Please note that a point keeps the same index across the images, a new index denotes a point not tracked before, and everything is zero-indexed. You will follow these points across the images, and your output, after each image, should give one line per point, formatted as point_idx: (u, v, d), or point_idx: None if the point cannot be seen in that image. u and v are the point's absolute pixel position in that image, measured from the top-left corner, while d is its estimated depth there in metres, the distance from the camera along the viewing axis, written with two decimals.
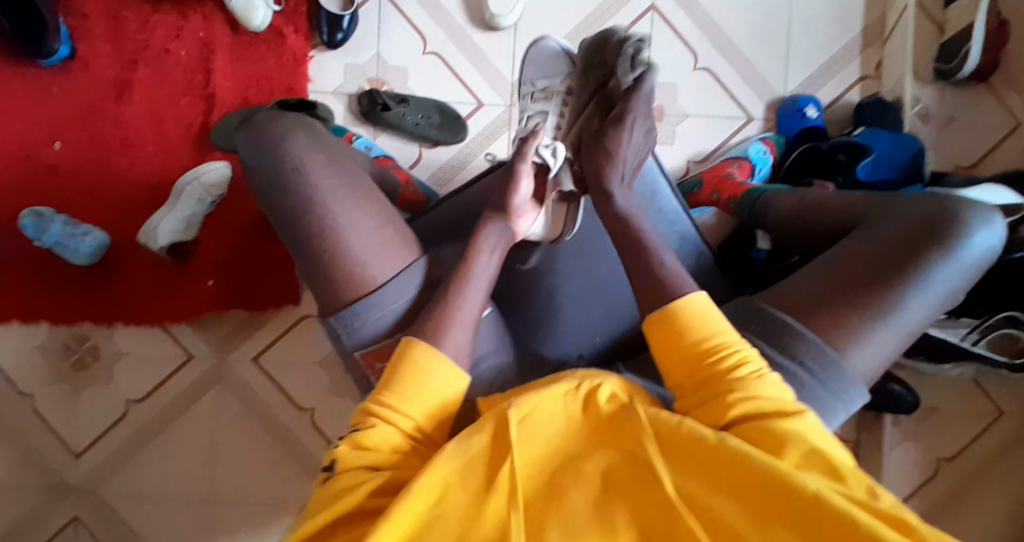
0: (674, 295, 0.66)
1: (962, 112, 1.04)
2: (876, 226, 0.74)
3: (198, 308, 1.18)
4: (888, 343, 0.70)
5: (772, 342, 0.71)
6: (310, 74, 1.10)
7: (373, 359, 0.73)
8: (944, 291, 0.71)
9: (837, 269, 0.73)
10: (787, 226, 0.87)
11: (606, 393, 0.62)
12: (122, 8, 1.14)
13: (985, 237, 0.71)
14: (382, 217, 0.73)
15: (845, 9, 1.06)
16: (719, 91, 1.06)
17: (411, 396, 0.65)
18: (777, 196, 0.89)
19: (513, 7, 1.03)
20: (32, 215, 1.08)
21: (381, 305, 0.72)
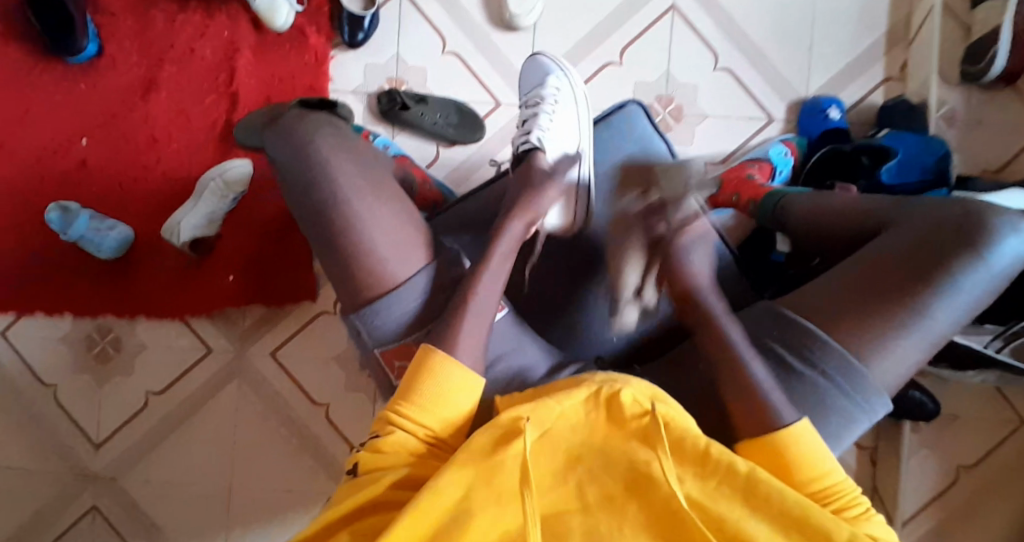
0: (780, 424, 0.67)
1: (990, 116, 1.03)
2: (900, 230, 0.74)
3: (218, 302, 1.21)
4: (913, 352, 0.70)
5: (793, 348, 0.72)
6: (330, 73, 1.10)
7: (391, 358, 0.75)
8: (970, 300, 0.70)
9: (862, 273, 0.72)
10: (808, 228, 0.86)
11: (629, 399, 0.62)
12: (150, 7, 1.15)
13: (1013, 245, 0.71)
14: (403, 217, 0.74)
15: (871, 10, 1.04)
16: (740, 93, 1.05)
17: (428, 404, 0.67)
18: (799, 198, 0.89)
19: (534, 7, 1.03)
20: (58, 209, 1.10)
21: (399, 306, 0.73)
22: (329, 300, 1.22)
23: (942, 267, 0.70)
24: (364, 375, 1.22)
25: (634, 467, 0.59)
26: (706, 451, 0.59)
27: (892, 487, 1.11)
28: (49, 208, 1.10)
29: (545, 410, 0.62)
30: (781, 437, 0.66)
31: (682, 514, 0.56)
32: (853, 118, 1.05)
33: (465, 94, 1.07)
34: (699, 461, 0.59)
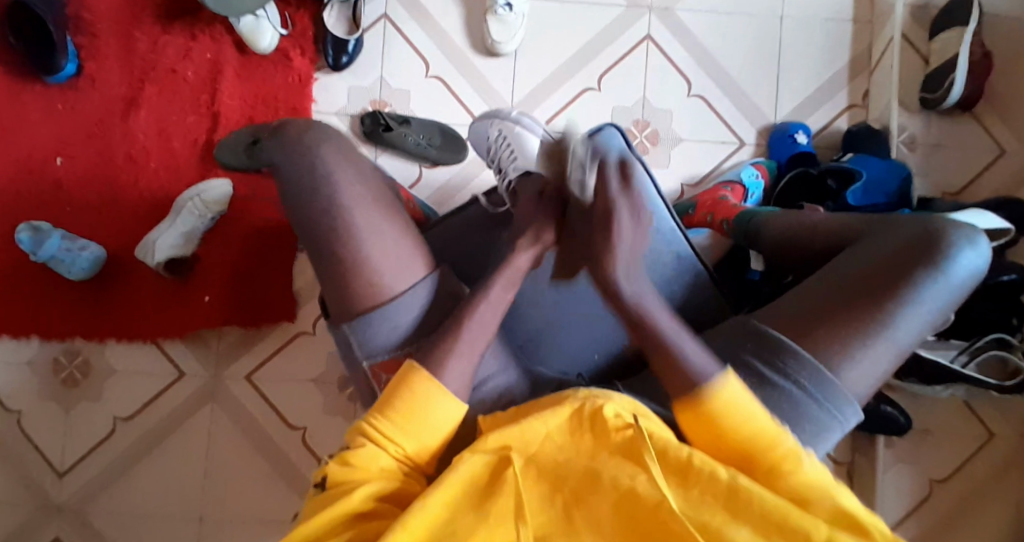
0: (708, 385, 0.66)
1: (948, 141, 1.09)
2: (864, 244, 0.77)
3: (193, 325, 1.19)
4: (881, 362, 0.73)
5: (768, 362, 0.74)
6: (314, 96, 1.12)
7: (380, 370, 0.75)
8: (933, 311, 0.73)
9: (829, 286, 0.75)
10: (779, 247, 0.90)
11: (610, 413, 0.63)
12: (132, 29, 1.16)
13: (971, 259, 0.74)
14: (399, 230, 0.74)
15: (834, 40, 1.10)
16: (712, 117, 1.09)
17: (409, 420, 0.66)
18: (769, 218, 0.92)
19: (515, 33, 1.06)
20: (30, 230, 1.09)
21: (391, 319, 0.73)
22: (309, 321, 1.21)
23: (907, 279, 0.72)
24: (345, 398, 1.20)
25: (617, 484, 0.59)
26: (688, 461, 0.60)
27: (870, 502, 1.13)
28: (20, 227, 1.10)
29: (532, 427, 0.63)
30: (709, 396, 0.66)
31: (670, 528, 0.57)
32: (821, 144, 1.10)
33: (448, 116, 1.09)
34: (682, 470, 0.60)
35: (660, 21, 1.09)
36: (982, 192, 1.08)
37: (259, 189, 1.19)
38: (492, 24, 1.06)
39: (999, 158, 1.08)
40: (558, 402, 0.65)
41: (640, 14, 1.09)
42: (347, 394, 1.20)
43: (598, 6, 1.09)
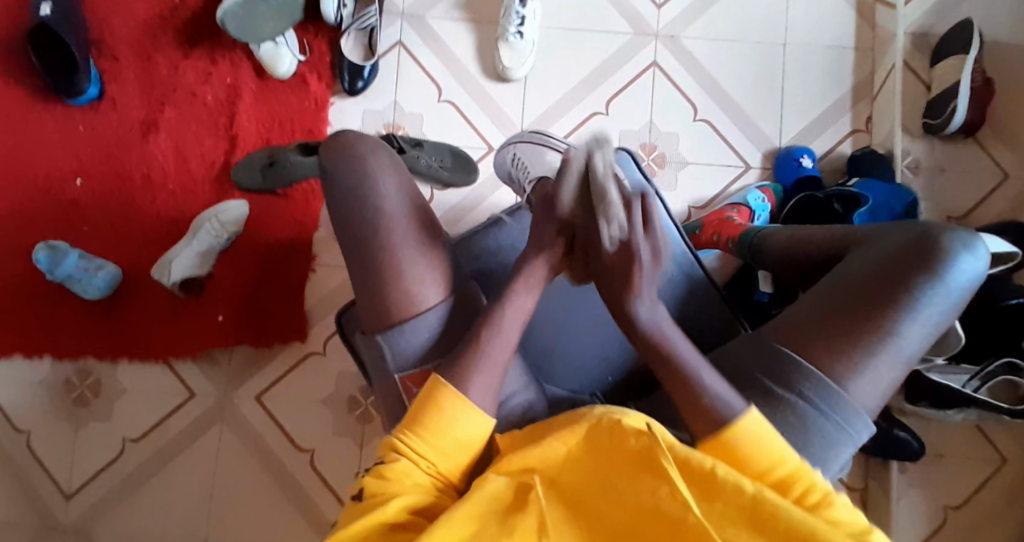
0: (729, 418, 0.65)
1: (951, 165, 1.11)
2: (863, 253, 0.77)
3: (205, 344, 1.20)
4: (887, 374, 0.73)
5: (778, 381, 0.74)
6: (329, 119, 1.15)
7: (409, 383, 0.76)
8: (936, 318, 0.73)
9: (832, 298, 0.75)
10: (780, 261, 0.90)
11: (631, 428, 0.62)
12: (154, 55, 1.19)
13: (969, 264, 0.73)
14: (413, 241, 0.76)
15: (837, 67, 1.12)
16: (718, 140, 1.11)
17: (437, 432, 0.66)
18: (771, 233, 0.93)
19: (525, 59, 1.09)
20: (47, 248, 1.11)
21: (422, 330, 0.76)
22: (319, 341, 1.22)
23: (906, 287, 0.72)
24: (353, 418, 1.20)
25: (639, 502, 0.59)
26: (712, 471, 0.58)
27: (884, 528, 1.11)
28: (37, 246, 1.12)
29: (550, 447, 0.63)
30: (731, 430, 0.64)
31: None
32: (825, 167, 1.11)
33: (459, 139, 1.12)
34: (704, 483, 0.58)
35: (666, 48, 1.12)
36: (987, 216, 1.09)
37: (272, 208, 1.21)
38: (503, 50, 1.09)
39: (1004, 182, 1.10)
40: (577, 419, 0.64)
41: (646, 42, 1.12)
42: (356, 414, 1.21)
43: (606, 33, 1.12)
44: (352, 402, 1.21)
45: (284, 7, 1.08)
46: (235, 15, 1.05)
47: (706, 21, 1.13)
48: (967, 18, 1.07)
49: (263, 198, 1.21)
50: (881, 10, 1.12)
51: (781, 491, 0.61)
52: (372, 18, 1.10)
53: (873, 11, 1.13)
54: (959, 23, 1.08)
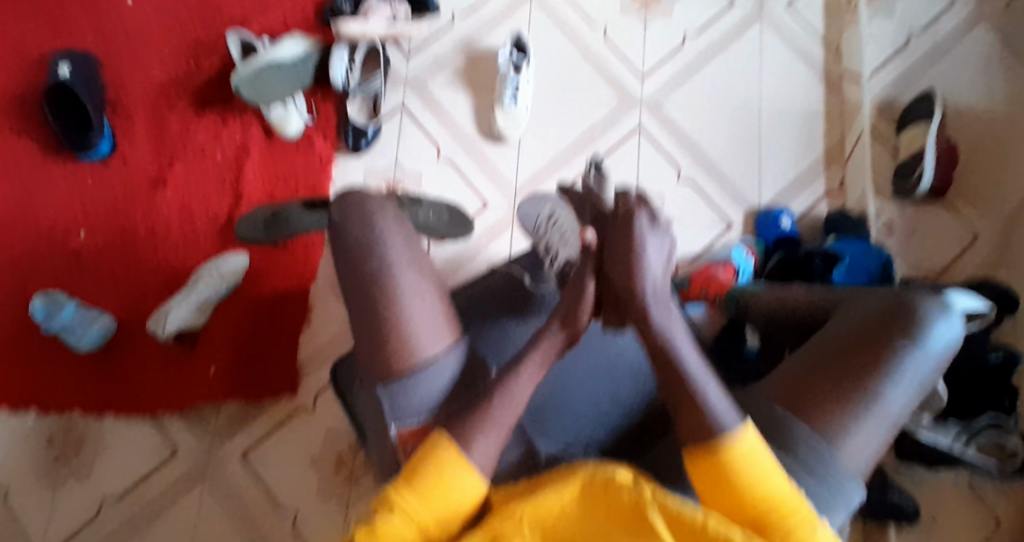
0: (724, 433, 0.63)
1: (924, 226, 1.17)
2: (845, 318, 0.82)
3: (196, 397, 1.20)
4: (875, 436, 0.75)
5: (775, 444, 0.75)
6: (332, 175, 1.21)
7: (407, 439, 0.79)
8: (917, 381, 0.77)
9: (823, 362, 0.78)
10: (770, 320, 0.97)
11: (620, 483, 0.59)
12: (167, 114, 1.24)
13: (945, 330, 0.78)
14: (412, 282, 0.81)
15: (810, 134, 1.20)
16: (702, 200, 1.17)
17: (432, 490, 0.62)
18: (758, 294, 1.00)
19: (519, 122, 1.16)
20: (43, 298, 1.15)
21: (428, 387, 0.78)
22: (309, 395, 1.21)
23: (888, 350, 0.77)
24: (340, 478, 1.17)
25: None
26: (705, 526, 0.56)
27: None
28: (35, 297, 1.16)
29: (548, 503, 0.59)
30: (725, 449, 0.62)
31: None
32: (804, 226, 1.18)
33: (456, 195, 1.17)
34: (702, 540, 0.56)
35: (650, 114, 1.20)
36: (960, 274, 1.15)
37: (271, 259, 1.24)
38: (498, 114, 1.16)
39: (973, 242, 1.16)
40: (569, 474, 0.62)
41: (632, 109, 1.20)
42: (343, 474, 1.17)
43: (594, 101, 1.20)
44: (339, 461, 1.18)
45: (291, 73, 1.18)
46: (248, 81, 1.16)
47: (687, 90, 1.21)
48: (930, 90, 1.17)
49: (263, 250, 1.24)
50: (848, 84, 1.21)
51: (762, 512, 0.61)
52: (377, 86, 1.18)
53: (841, 85, 1.22)
54: (921, 94, 1.18)
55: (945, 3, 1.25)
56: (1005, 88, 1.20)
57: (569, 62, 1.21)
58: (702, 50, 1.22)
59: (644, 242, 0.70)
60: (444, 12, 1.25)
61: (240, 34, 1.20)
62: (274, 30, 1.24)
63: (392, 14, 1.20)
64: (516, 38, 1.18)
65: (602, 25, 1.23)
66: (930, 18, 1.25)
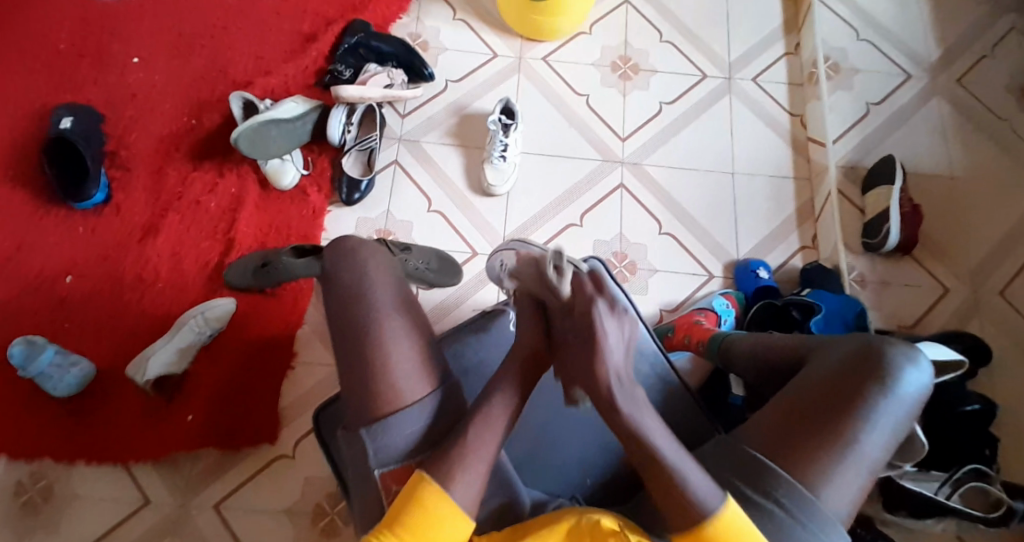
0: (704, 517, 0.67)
1: (893, 280, 1.24)
2: (819, 363, 0.83)
3: (170, 446, 1.15)
4: (854, 482, 0.76)
5: (754, 487, 0.76)
6: (324, 226, 1.25)
7: (391, 481, 0.80)
8: (891, 428, 0.78)
9: (798, 407, 0.80)
10: (744, 365, 0.97)
11: (605, 528, 0.67)
12: (166, 165, 1.28)
13: (914, 377, 0.79)
14: (400, 316, 0.85)
15: (779, 195, 1.29)
16: (682, 252, 1.24)
17: (418, 529, 0.68)
18: (737, 338, 1.00)
19: (508, 178, 1.23)
20: (24, 343, 1.10)
21: (408, 426, 0.79)
22: (289, 443, 1.18)
23: (859, 397, 0.78)
24: (317, 530, 1.13)
25: None
26: None
27: None
28: (14, 342, 1.11)
29: None
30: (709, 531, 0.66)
31: None
32: (780, 278, 1.25)
33: (446, 244, 1.22)
34: None
35: (631, 173, 1.28)
36: (933, 325, 1.21)
37: (259, 307, 1.24)
38: (490, 170, 1.23)
39: (944, 295, 1.23)
40: (559, 517, 0.69)
41: (613, 168, 1.28)
42: (320, 526, 1.13)
43: (579, 159, 1.28)
44: (318, 512, 1.14)
45: (291, 130, 1.22)
46: (249, 136, 1.16)
47: (665, 152, 1.30)
48: (890, 156, 1.26)
49: (250, 297, 1.24)
50: (814, 147, 1.31)
51: None
52: (375, 141, 1.24)
53: (808, 149, 1.32)
54: (882, 159, 1.27)
55: (900, 78, 1.37)
56: (958, 153, 1.31)
57: (555, 125, 1.30)
58: (678, 116, 1.32)
59: (603, 332, 0.71)
60: (438, 78, 1.33)
61: (243, 94, 1.24)
62: (276, 90, 1.31)
63: (388, 80, 1.27)
64: (503, 102, 1.24)
65: (585, 93, 1.33)
66: (886, 92, 1.36)
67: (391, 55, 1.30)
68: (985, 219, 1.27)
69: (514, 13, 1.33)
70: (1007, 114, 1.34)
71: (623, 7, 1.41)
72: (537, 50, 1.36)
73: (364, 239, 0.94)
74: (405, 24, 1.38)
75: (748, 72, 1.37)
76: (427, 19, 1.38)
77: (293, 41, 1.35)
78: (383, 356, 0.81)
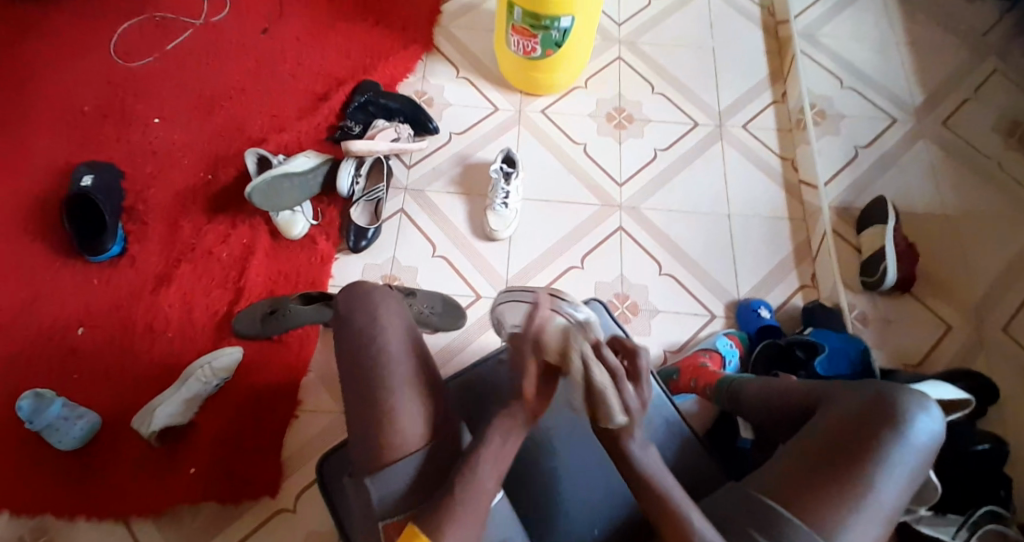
0: None
1: (896, 317, 1.26)
2: (831, 410, 0.84)
3: (173, 498, 1.14)
4: (870, 530, 0.76)
5: (765, 532, 0.76)
6: (332, 272, 1.29)
7: (392, 532, 0.78)
8: (905, 475, 0.78)
9: (811, 454, 0.80)
10: (756, 407, 0.96)
11: None
12: (182, 218, 1.33)
13: (926, 423, 0.80)
14: (405, 348, 0.87)
15: (775, 235, 1.32)
16: (684, 292, 1.27)
17: None
18: (746, 382, 1.00)
19: (509, 223, 1.27)
20: (32, 395, 1.10)
21: (398, 477, 0.80)
22: (290, 497, 1.17)
23: (872, 445, 0.78)
24: None
25: None
26: None
27: None
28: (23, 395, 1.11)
29: None
30: None
31: None
32: (782, 317, 1.26)
33: (451, 289, 1.25)
34: None
35: (630, 217, 1.32)
36: (939, 363, 1.21)
37: (268, 355, 1.25)
38: (491, 216, 1.27)
39: (947, 332, 1.23)
40: None
41: (612, 211, 1.32)
42: None
43: (578, 205, 1.32)
44: None
45: (302, 183, 1.26)
46: (263, 189, 1.20)
47: (662, 196, 1.34)
48: (881, 197, 1.30)
49: (259, 345, 1.25)
50: (806, 190, 1.35)
51: None
52: (381, 192, 1.29)
53: (800, 190, 1.36)
54: (874, 200, 1.31)
55: (887, 123, 1.43)
56: (947, 194, 1.35)
57: (556, 173, 1.35)
58: (672, 161, 1.38)
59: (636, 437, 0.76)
60: (442, 131, 1.40)
61: (258, 149, 1.30)
62: (289, 146, 1.37)
63: (395, 134, 1.33)
64: (504, 153, 1.28)
65: (583, 142, 1.39)
66: (873, 136, 1.41)
67: (398, 111, 1.36)
68: (978, 256, 1.29)
69: (514, 71, 1.41)
70: (996, 155, 1.38)
71: (616, 62, 1.48)
72: (535, 104, 1.43)
73: (375, 283, 0.97)
74: (411, 82, 1.46)
75: (737, 119, 1.43)
76: (433, 77, 1.47)
77: (306, 99, 1.43)
78: (387, 401, 0.83)
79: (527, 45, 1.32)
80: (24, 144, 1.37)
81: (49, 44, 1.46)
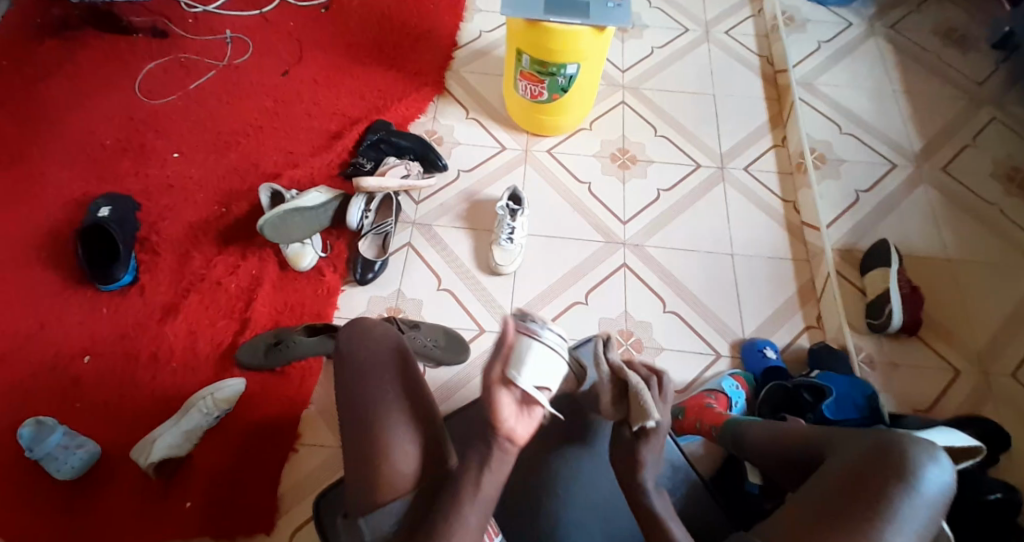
0: None
1: (903, 360, 1.24)
2: (840, 461, 0.83)
3: (166, 533, 1.11)
4: None
5: None
6: (337, 304, 1.30)
7: None
8: (917, 528, 0.75)
9: (820, 504, 0.78)
10: (764, 453, 0.94)
11: None
12: (194, 250, 1.35)
13: (936, 474, 0.78)
14: (404, 375, 0.87)
15: (778, 274, 1.33)
16: (688, 330, 1.27)
17: None
18: (753, 427, 0.99)
19: (515, 259, 1.29)
20: (33, 423, 1.10)
21: (388, 516, 0.79)
22: (288, 529, 1.14)
23: (881, 494, 0.76)
24: None
25: None
26: None
27: None
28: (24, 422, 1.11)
29: None
30: None
31: None
32: (788, 357, 1.25)
33: (456, 322, 1.26)
34: None
35: (634, 255, 1.33)
36: (947, 411, 1.19)
37: (267, 386, 1.24)
38: (497, 251, 1.29)
39: (955, 378, 1.22)
40: None
41: (616, 248, 1.34)
42: None
43: (583, 241, 1.34)
44: None
45: (313, 217, 1.29)
46: (274, 223, 1.23)
47: (665, 234, 1.36)
48: (883, 241, 1.31)
49: (261, 377, 1.25)
50: (808, 231, 1.37)
51: None
52: (389, 226, 1.31)
53: (803, 231, 1.38)
54: (876, 242, 1.32)
55: (887, 168, 1.46)
56: (949, 239, 1.36)
57: (560, 210, 1.38)
58: (676, 201, 1.40)
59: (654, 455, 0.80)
60: (450, 169, 1.44)
61: (272, 185, 1.32)
62: (301, 181, 1.41)
63: (405, 171, 1.36)
64: (510, 190, 1.30)
65: (588, 181, 1.42)
66: (874, 180, 1.44)
67: (408, 149, 1.40)
68: (981, 302, 1.29)
69: (520, 113, 1.45)
70: (994, 199, 1.40)
71: (619, 106, 1.53)
72: (542, 144, 1.48)
73: (378, 319, 0.97)
74: (421, 122, 1.51)
75: (739, 162, 1.46)
76: (443, 118, 1.52)
77: (320, 137, 1.47)
78: (384, 424, 0.83)
79: (535, 89, 1.36)
80: (43, 175, 1.41)
81: (76, 82, 1.53)
